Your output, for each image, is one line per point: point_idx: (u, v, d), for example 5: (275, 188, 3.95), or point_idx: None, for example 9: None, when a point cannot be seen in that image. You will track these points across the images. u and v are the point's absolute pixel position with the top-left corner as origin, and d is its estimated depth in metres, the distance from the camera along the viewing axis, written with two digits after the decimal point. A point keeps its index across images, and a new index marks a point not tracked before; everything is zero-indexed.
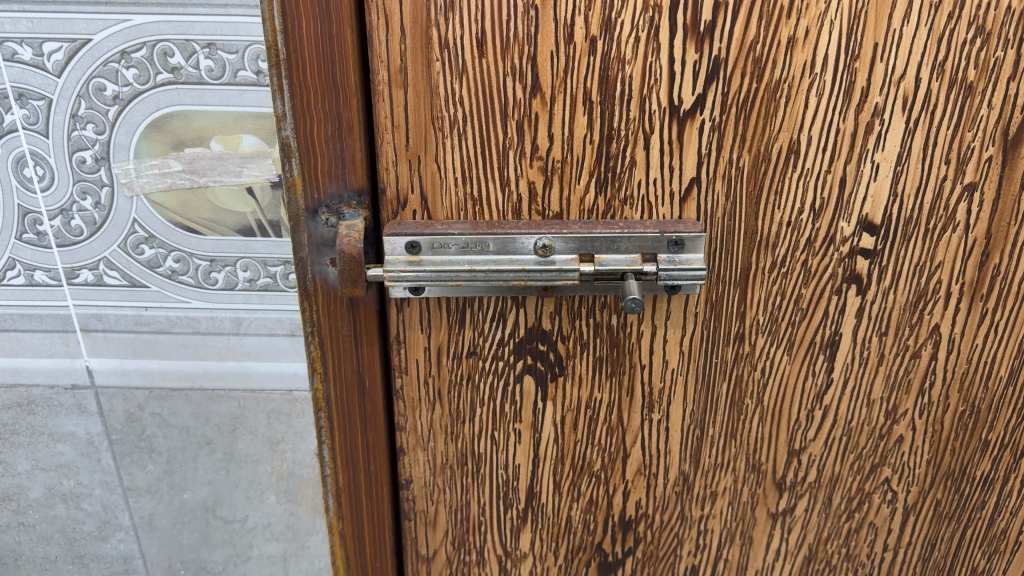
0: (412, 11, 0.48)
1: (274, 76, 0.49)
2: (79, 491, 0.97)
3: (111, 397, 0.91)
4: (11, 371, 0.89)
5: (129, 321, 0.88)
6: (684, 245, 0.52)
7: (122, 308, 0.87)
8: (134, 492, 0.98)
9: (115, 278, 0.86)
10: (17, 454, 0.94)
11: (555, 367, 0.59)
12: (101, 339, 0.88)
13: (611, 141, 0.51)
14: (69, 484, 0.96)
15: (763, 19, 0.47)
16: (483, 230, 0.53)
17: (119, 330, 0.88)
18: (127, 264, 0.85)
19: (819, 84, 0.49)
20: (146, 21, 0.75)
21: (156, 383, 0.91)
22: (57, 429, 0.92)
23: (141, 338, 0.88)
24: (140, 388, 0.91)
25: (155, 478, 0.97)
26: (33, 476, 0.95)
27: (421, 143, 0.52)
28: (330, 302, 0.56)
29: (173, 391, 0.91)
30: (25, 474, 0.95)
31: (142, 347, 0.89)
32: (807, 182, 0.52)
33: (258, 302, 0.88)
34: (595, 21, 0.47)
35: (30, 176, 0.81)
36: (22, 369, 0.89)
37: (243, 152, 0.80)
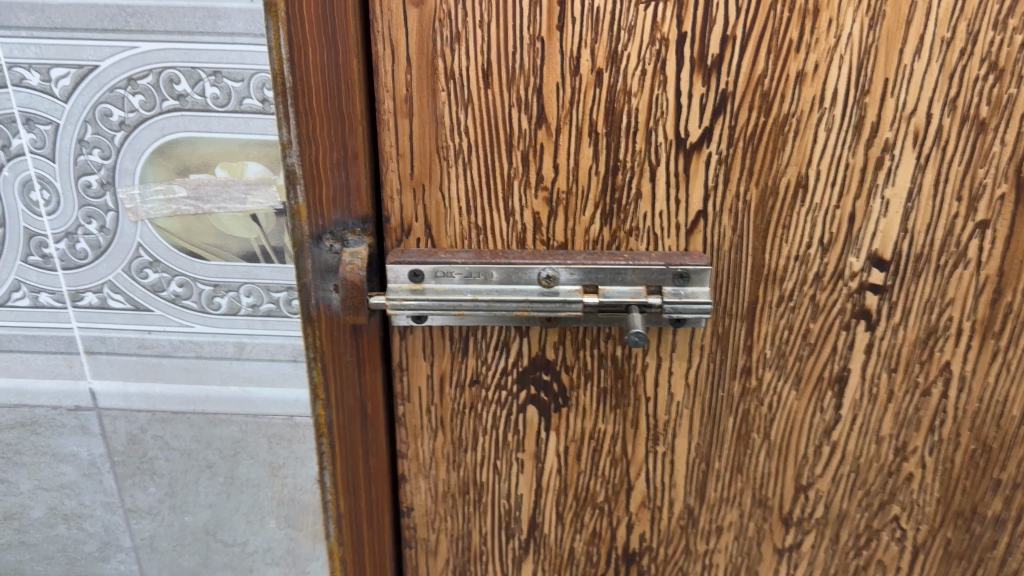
0: (418, 43, 0.47)
1: (279, 104, 0.49)
2: (80, 511, 0.98)
3: (114, 419, 0.91)
4: (14, 392, 0.89)
5: (132, 344, 0.87)
6: (690, 278, 0.52)
7: (126, 332, 0.87)
8: (136, 514, 0.98)
9: (119, 302, 0.86)
10: (20, 474, 0.95)
11: (559, 398, 0.59)
12: (104, 362, 0.88)
13: (617, 173, 0.51)
14: (71, 505, 0.97)
15: (771, 53, 0.47)
16: (487, 259, 0.52)
17: (121, 353, 0.88)
18: (132, 287, 0.85)
19: (828, 119, 0.48)
20: (152, 48, 0.75)
21: (159, 407, 0.90)
22: (58, 449, 0.93)
23: (143, 361, 0.88)
24: (142, 411, 0.91)
25: (156, 499, 0.97)
26: (36, 496, 0.96)
27: (426, 172, 0.51)
28: (333, 329, 0.56)
29: (175, 415, 0.91)
30: (28, 494, 0.96)
31: (145, 370, 0.88)
32: (815, 217, 0.51)
33: (260, 327, 0.87)
34: (602, 54, 0.47)
35: (37, 200, 0.81)
36: (26, 389, 0.89)
37: (247, 179, 0.80)
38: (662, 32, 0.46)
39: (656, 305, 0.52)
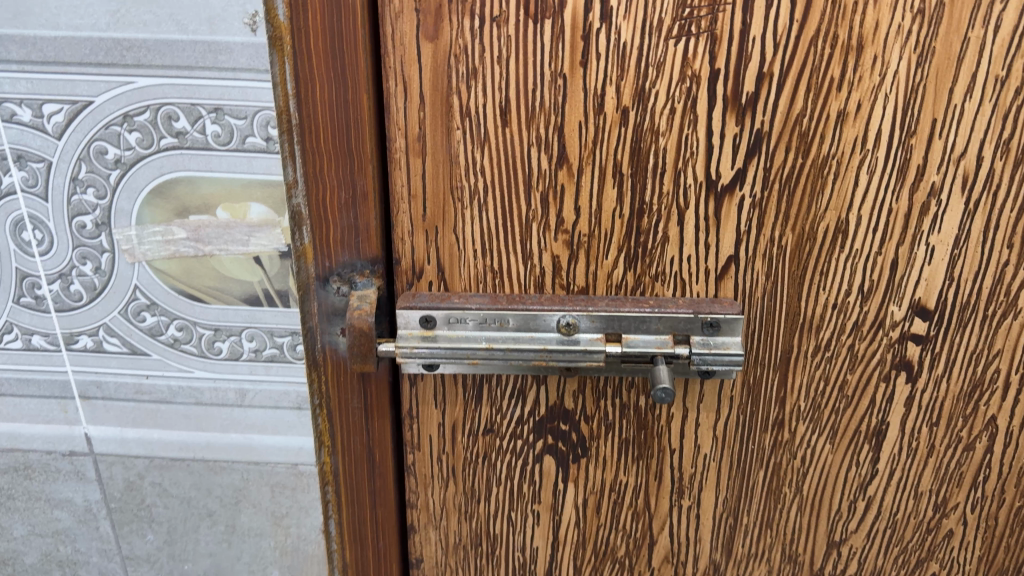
0: (431, 79, 0.45)
1: (285, 142, 0.46)
2: (75, 558, 0.98)
3: (110, 465, 0.92)
4: (7, 436, 0.90)
5: (129, 390, 0.88)
6: (720, 327, 0.48)
7: (122, 377, 0.88)
8: (132, 561, 0.99)
9: (115, 345, 0.86)
10: (14, 519, 0.96)
11: (578, 449, 0.55)
12: (100, 407, 0.89)
13: (642, 216, 0.48)
14: (65, 552, 0.98)
15: (811, 91, 0.43)
16: (503, 305, 0.49)
17: (119, 399, 0.89)
18: (128, 331, 0.86)
19: (871, 161, 0.45)
20: (149, 84, 0.75)
21: (157, 454, 0.91)
22: (53, 495, 0.93)
23: (142, 407, 0.89)
24: (141, 457, 0.91)
25: (155, 547, 0.98)
26: (29, 542, 0.97)
27: (438, 213, 0.48)
28: (339, 374, 0.53)
29: (174, 462, 0.92)
30: (21, 539, 0.97)
31: (144, 416, 0.89)
32: (855, 264, 0.48)
33: (263, 373, 0.87)
34: (628, 91, 0.44)
35: (29, 240, 0.82)
36: (20, 433, 0.89)
37: (250, 221, 0.80)
38: (694, 69, 0.43)
39: (683, 356, 0.48)
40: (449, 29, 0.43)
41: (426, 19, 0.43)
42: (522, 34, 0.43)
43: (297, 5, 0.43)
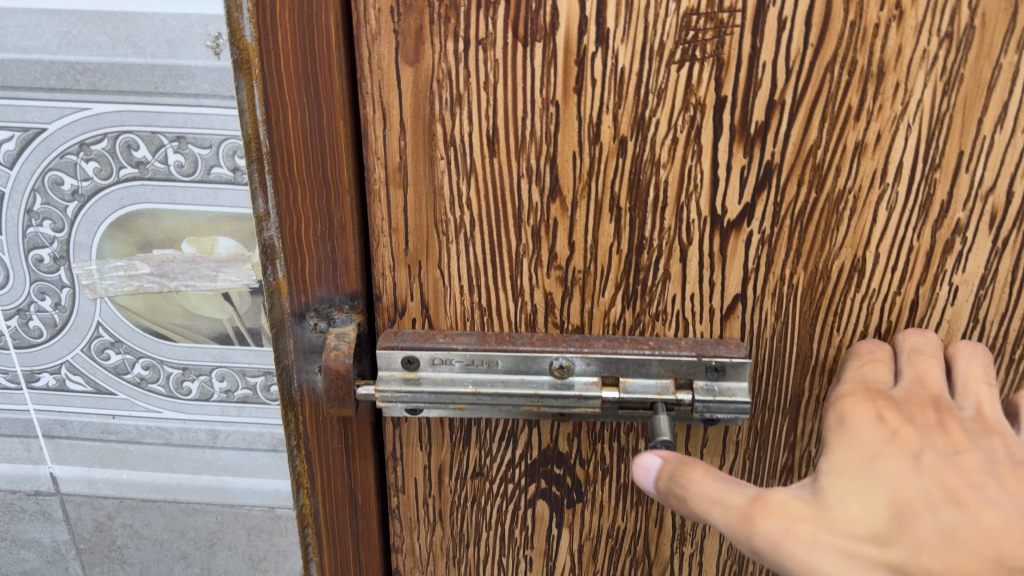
0: (413, 105, 0.41)
1: (254, 172, 0.43)
2: None
3: (79, 505, 0.97)
4: None
5: (95, 429, 0.91)
6: (726, 372, 0.44)
7: (88, 417, 0.91)
8: None
9: (79, 383, 0.88)
10: None
11: (572, 493, 0.52)
12: (65, 446, 0.93)
13: (642, 252, 0.44)
14: None
15: (826, 121, 0.39)
16: (491, 345, 0.46)
17: (85, 438, 0.92)
18: (93, 369, 0.88)
19: (890, 196, 0.41)
20: (106, 111, 0.73)
21: (126, 495, 0.96)
22: (21, 535, 1.01)
23: (109, 446, 0.93)
24: (109, 498, 0.96)
25: None
26: None
27: (421, 248, 0.45)
28: (318, 415, 0.50)
29: (143, 502, 0.96)
30: None
31: (110, 456, 0.93)
32: (871, 304, 0.44)
33: (235, 415, 0.91)
34: (626, 119, 0.40)
35: None
36: None
37: (217, 256, 0.80)
38: (698, 96, 0.39)
39: (686, 402, 0.44)
40: (431, 52, 0.39)
41: (406, 42, 0.39)
42: (511, 58, 0.39)
43: (265, 25, 0.39)
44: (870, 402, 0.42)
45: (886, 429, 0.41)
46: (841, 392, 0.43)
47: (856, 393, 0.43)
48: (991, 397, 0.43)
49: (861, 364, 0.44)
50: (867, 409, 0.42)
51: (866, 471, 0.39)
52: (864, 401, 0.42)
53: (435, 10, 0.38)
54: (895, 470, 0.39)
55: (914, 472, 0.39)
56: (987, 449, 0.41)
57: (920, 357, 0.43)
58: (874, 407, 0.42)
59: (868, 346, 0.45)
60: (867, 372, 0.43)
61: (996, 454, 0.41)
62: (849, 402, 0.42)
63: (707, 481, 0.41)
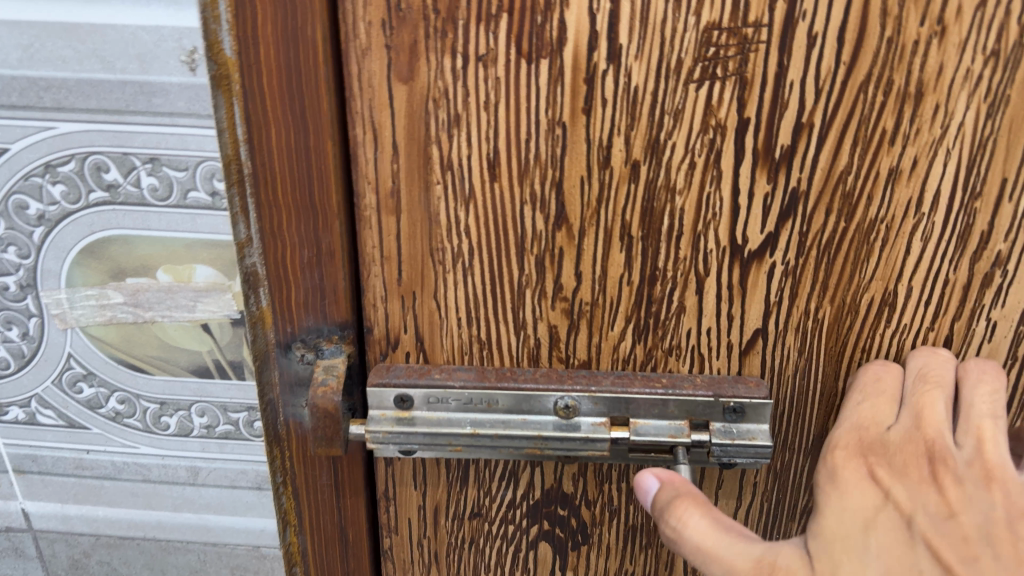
0: (406, 126, 0.37)
1: (234, 196, 0.40)
2: None
3: (52, 542, 0.84)
4: None
5: (70, 465, 0.77)
6: (745, 413, 0.41)
7: (61, 451, 0.76)
8: None
9: (50, 417, 0.74)
10: None
11: (577, 535, 0.49)
12: (37, 482, 0.78)
13: (654, 283, 0.41)
14: None
15: (858, 145, 0.36)
16: (491, 382, 0.43)
17: (57, 473, 0.78)
18: (65, 403, 0.73)
19: (926, 227, 0.38)
20: (73, 129, 0.60)
21: (104, 532, 0.83)
22: None
23: (84, 483, 0.78)
24: (85, 534, 0.83)
25: None
26: None
27: (416, 278, 0.42)
28: (305, 451, 0.47)
29: (122, 540, 0.83)
30: None
31: (86, 492, 0.79)
32: (903, 340, 0.41)
33: (217, 451, 0.76)
34: (639, 143, 0.37)
35: None
36: None
37: (196, 285, 0.66)
38: (718, 117, 0.36)
39: (702, 444, 0.41)
40: (426, 69, 0.36)
41: (399, 58, 0.36)
42: (514, 76, 0.36)
43: (245, 38, 0.36)
44: (862, 458, 0.40)
45: (876, 492, 0.40)
46: (834, 443, 0.41)
47: (850, 446, 0.41)
48: (994, 432, 0.40)
49: (860, 401, 0.41)
50: (860, 467, 0.40)
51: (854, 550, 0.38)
52: (855, 457, 0.40)
53: (430, 23, 0.35)
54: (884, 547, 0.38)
55: (907, 547, 0.38)
56: (984, 504, 0.39)
57: (923, 388, 0.40)
58: (867, 465, 0.40)
59: (872, 372, 0.41)
60: (867, 412, 0.41)
61: (993, 508, 0.39)
62: (839, 458, 0.41)
63: (704, 526, 0.38)
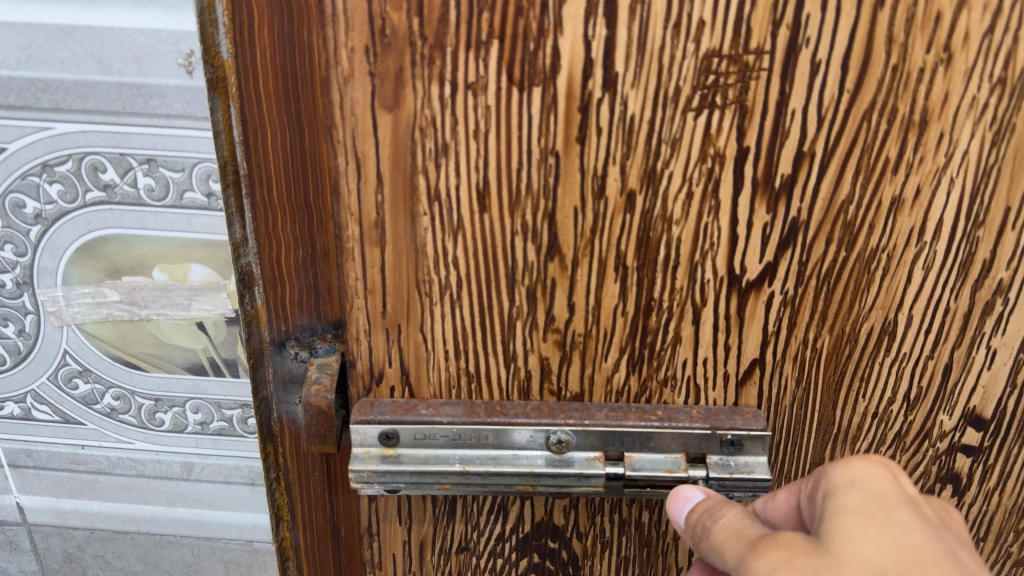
0: (391, 157, 0.35)
1: (228, 197, 0.40)
2: None
3: (47, 536, 0.79)
4: None
5: (64, 459, 0.73)
6: (742, 445, 0.42)
7: (56, 446, 0.72)
8: None
9: (46, 413, 0.70)
10: None
11: (568, 566, 0.49)
12: (32, 476, 0.74)
13: (650, 313, 0.40)
14: None
15: (861, 173, 0.35)
16: (481, 418, 0.42)
17: (52, 468, 0.74)
18: (60, 399, 0.68)
19: (928, 255, 0.37)
20: (69, 130, 0.55)
21: (97, 526, 0.79)
22: None
23: (77, 477, 0.75)
24: (78, 528, 0.79)
25: None
26: None
27: (401, 312, 0.39)
28: (299, 446, 0.48)
29: (116, 534, 0.79)
30: None
31: (81, 487, 0.75)
32: (902, 369, 0.41)
33: (210, 447, 0.72)
34: (635, 172, 0.35)
35: None
36: None
37: (191, 284, 0.61)
38: (717, 146, 0.34)
39: (699, 478, 0.42)
40: (413, 97, 0.33)
41: (383, 86, 0.33)
42: (506, 105, 0.33)
43: (241, 44, 0.36)
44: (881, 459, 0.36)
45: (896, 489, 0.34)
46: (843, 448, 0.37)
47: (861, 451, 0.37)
48: None
49: None
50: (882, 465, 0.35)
51: (883, 519, 0.32)
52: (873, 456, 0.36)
53: (417, 50, 0.32)
54: (911, 522, 0.33)
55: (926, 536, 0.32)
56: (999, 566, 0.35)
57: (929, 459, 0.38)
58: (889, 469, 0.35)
59: None
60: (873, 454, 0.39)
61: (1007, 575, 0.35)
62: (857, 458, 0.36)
63: (737, 518, 0.36)
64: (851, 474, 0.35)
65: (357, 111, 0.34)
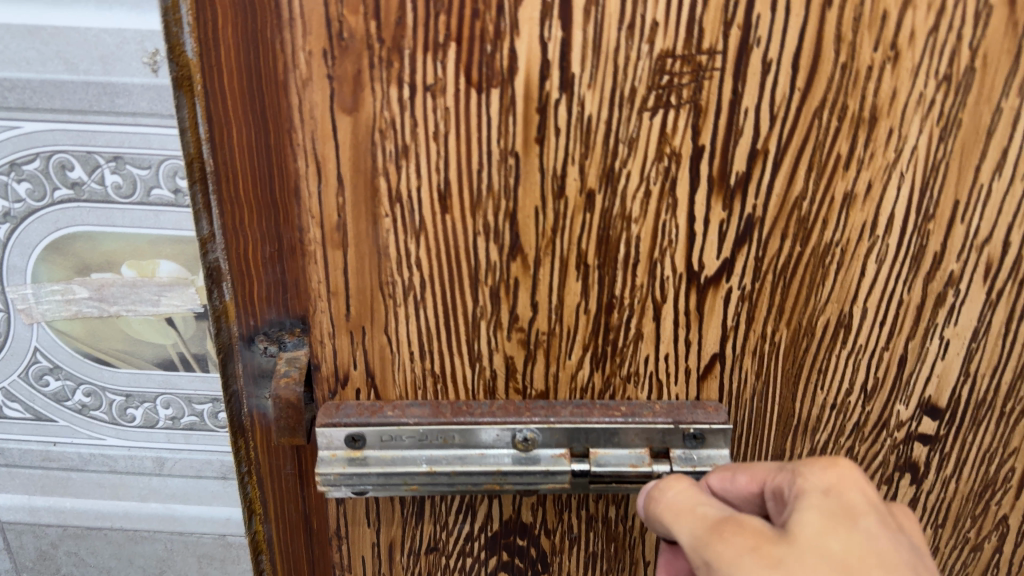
0: (351, 160, 0.35)
1: (196, 193, 0.40)
2: None
3: (21, 535, 0.87)
4: None
5: (37, 456, 0.81)
6: (705, 438, 0.42)
7: (26, 443, 0.81)
8: None
9: (16, 411, 0.78)
10: None
11: (537, 564, 0.50)
12: (5, 475, 0.83)
13: (612, 310, 0.41)
14: None
15: (813, 170, 0.36)
16: (446, 418, 0.42)
17: (24, 466, 0.82)
18: (31, 396, 0.77)
19: (881, 248, 0.38)
20: (36, 128, 0.64)
21: (70, 523, 0.86)
22: None
23: (50, 474, 0.83)
24: (51, 527, 0.86)
25: None
26: None
27: (365, 314, 0.40)
28: (269, 439, 0.48)
29: (88, 531, 0.86)
30: None
31: (53, 484, 0.83)
32: (858, 361, 0.42)
33: (182, 442, 0.81)
34: (594, 172, 0.36)
35: None
36: None
37: (159, 279, 0.70)
38: (673, 145, 0.35)
39: (663, 473, 0.42)
40: (371, 99, 0.34)
41: (342, 88, 0.33)
42: (465, 108, 0.34)
43: (206, 41, 0.36)
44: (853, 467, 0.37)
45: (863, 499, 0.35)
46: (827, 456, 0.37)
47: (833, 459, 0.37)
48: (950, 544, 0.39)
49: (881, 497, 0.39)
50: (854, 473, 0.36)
51: (851, 525, 0.34)
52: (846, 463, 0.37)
53: (374, 53, 0.33)
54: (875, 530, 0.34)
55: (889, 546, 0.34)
56: None
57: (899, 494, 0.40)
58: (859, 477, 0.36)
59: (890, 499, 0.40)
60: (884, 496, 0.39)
61: None
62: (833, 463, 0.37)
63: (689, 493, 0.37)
64: (827, 482, 0.36)
65: (317, 114, 0.34)
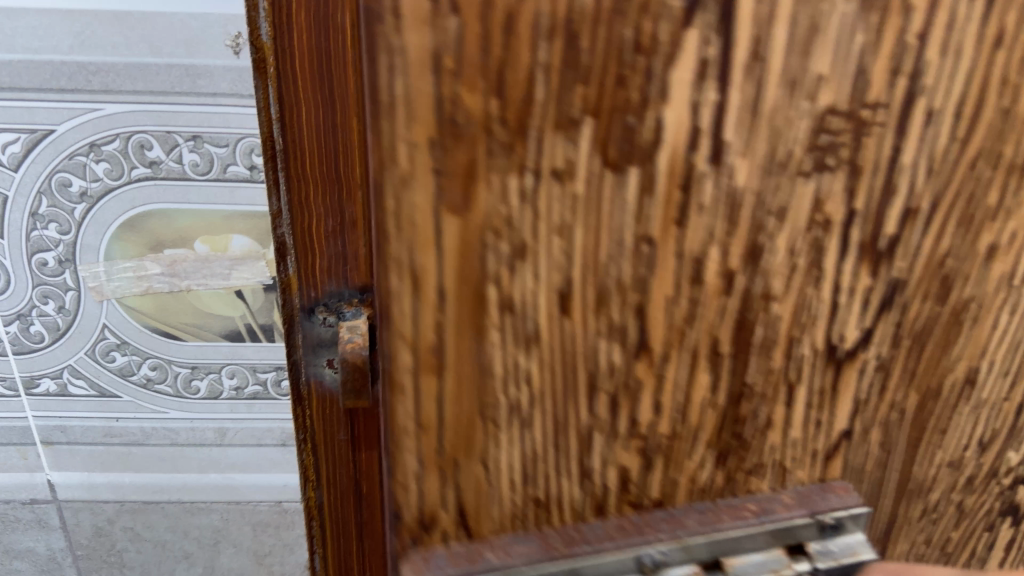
0: (456, 270, 0.34)
1: (268, 169, 0.41)
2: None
3: (78, 511, 1.02)
4: None
5: (100, 432, 0.96)
6: (844, 526, 0.44)
7: (91, 420, 0.95)
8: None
9: (81, 388, 0.92)
10: None
11: None
12: (65, 452, 0.97)
13: (740, 401, 0.40)
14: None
15: (959, 225, 0.37)
16: (561, 553, 0.41)
17: (85, 442, 0.97)
18: (97, 372, 0.91)
19: (1014, 296, 0.40)
20: (117, 110, 0.75)
21: (129, 497, 1.02)
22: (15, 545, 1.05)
23: (112, 448, 0.97)
24: (110, 501, 1.02)
25: None
26: None
27: (463, 446, 0.38)
28: (325, 407, 0.49)
29: (147, 505, 1.02)
30: None
31: (117, 459, 0.98)
32: (978, 413, 0.44)
33: (244, 411, 0.95)
34: (737, 252, 0.36)
35: None
36: None
37: (231, 253, 0.84)
38: (825, 212, 0.36)
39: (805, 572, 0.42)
40: (485, 191, 0.32)
41: (451, 184, 0.32)
42: (604, 201, 0.33)
43: (280, 24, 0.36)
44: None
45: None
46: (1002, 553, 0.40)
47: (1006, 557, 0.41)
48: None
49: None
50: None
51: None
52: None
53: (492, 139, 0.31)
54: None
55: None
56: None
57: None
58: None
59: None
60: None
61: None
62: None
63: None
64: None
65: (421, 221, 0.32)
